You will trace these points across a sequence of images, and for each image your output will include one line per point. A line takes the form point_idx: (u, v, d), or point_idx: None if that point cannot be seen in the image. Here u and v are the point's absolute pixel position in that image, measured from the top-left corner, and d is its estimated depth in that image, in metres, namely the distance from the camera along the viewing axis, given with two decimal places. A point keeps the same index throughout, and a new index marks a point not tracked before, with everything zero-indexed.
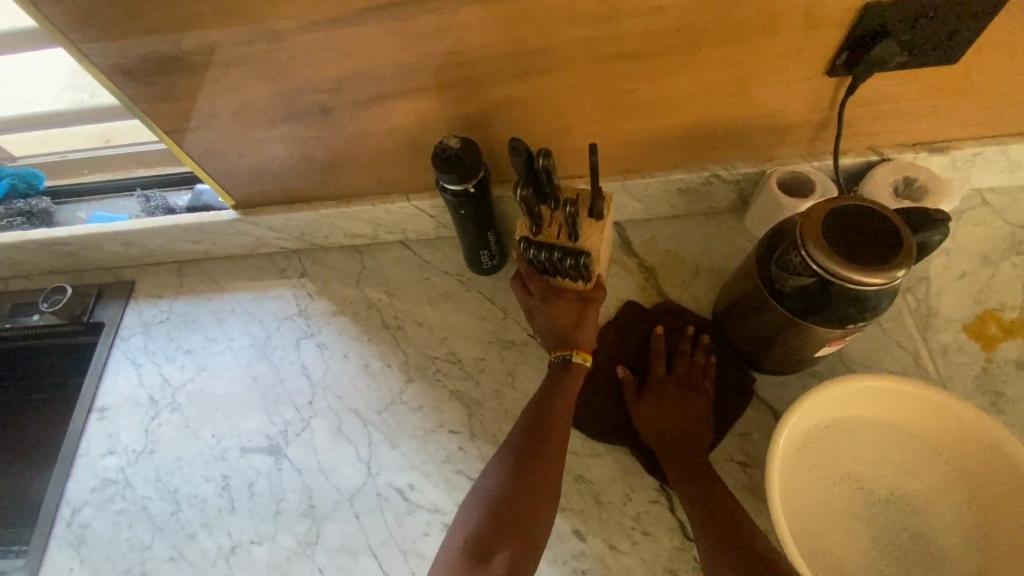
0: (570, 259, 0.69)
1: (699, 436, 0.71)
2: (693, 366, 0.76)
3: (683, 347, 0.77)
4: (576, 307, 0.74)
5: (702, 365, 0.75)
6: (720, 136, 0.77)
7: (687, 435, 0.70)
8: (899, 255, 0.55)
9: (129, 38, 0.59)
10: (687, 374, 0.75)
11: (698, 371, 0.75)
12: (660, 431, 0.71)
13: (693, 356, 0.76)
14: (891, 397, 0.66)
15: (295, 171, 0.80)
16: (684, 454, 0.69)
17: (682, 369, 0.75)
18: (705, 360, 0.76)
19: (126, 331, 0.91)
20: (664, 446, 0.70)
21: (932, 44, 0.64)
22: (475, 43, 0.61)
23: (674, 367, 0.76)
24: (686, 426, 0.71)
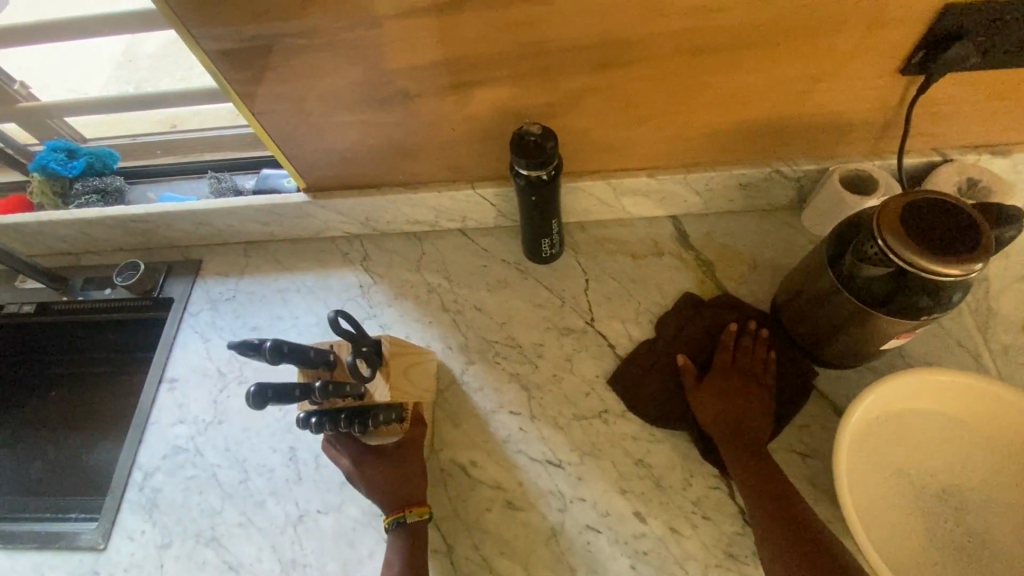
0: (370, 418, 0.59)
1: (759, 424, 0.72)
2: (754, 358, 0.77)
3: (744, 341, 0.78)
4: (399, 460, 0.71)
5: (762, 358, 0.76)
6: (786, 132, 0.78)
7: (749, 423, 0.71)
8: (977, 249, 0.56)
9: (237, 20, 0.62)
10: (747, 366, 0.76)
11: (758, 365, 0.76)
12: (721, 419, 0.72)
13: (753, 348, 0.77)
14: (954, 391, 0.67)
15: (368, 156, 0.83)
16: (745, 441, 0.70)
17: (743, 362, 0.76)
18: (765, 354, 0.77)
19: (195, 306, 0.95)
20: (724, 432, 0.71)
21: (1003, 47, 0.65)
22: (561, 34, 0.64)
23: (735, 360, 0.77)
24: (748, 416, 0.72)
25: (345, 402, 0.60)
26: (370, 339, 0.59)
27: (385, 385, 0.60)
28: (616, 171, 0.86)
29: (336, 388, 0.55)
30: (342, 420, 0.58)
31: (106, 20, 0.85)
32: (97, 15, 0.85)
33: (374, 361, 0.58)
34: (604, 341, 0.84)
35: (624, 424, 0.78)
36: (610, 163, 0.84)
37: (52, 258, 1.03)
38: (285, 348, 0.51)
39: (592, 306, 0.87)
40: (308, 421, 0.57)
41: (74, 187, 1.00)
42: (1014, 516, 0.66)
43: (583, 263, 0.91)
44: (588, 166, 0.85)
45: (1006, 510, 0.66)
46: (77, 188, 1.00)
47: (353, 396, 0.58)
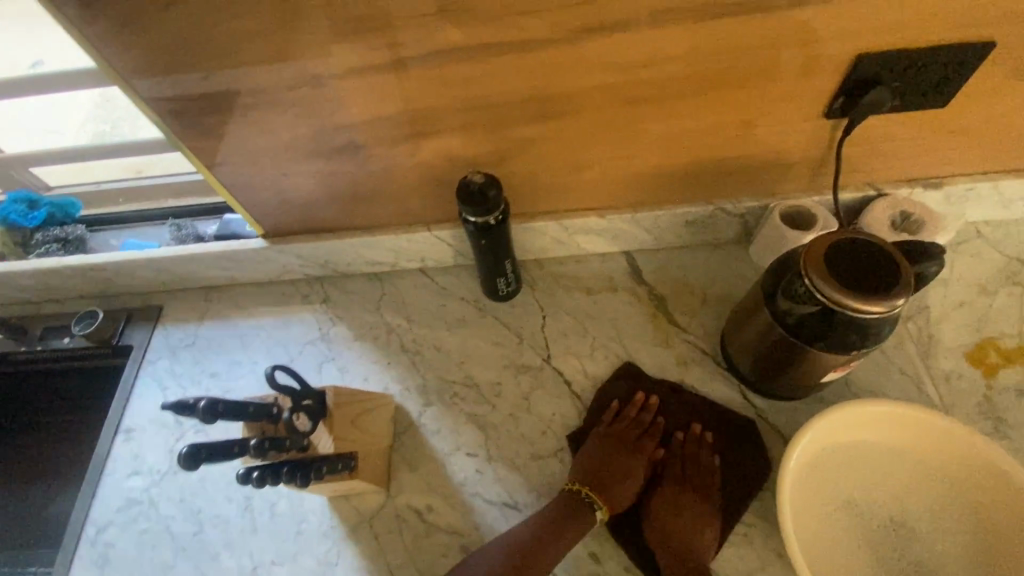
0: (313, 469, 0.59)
1: (698, 535, 0.71)
2: (699, 465, 0.76)
3: (687, 449, 0.78)
4: (370, 534, 0.76)
5: (708, 467, 0.76)
6: (726, 171, 0.81)
7: (689, 539, 0.70)
8: (898, 286, 0.58)
9: (184, 80, 0.64)
10: (692, 474, 0.76)
11: (704, 474, 0.75)
12: (666, 534, 0.72)
13: (698, 455, 0.77)
14: (893, 422, 0.69)
15: (324, 202, 0.85)
16: (682, 558, 0.69)
17: (690, 470, 0.76)
18: (710, 460, 0.76)
19: (154, 354, 0.95)
20: (666, 549, 0.70)
21: (922, 90, 0.69)
22: (498, 88, 0.67)
23: (682, 470, 0.77)
24: (689, 529, 0.71)
25: (290, 454, 0.60)
26: (313, 391, 0.59)
27: (329, 436, 0.62)
28: (566, 211, 0.88)
29: (274, 442, 0.55)
30: (284, 473, 0.57)
31: (76, 75, 0.86)
32: (69, 71, 0.86)
33: (317, 414, 0.59)
34: (561, 378, 0.85)
35: None
36: (560, 204, 0.87)
37: (12, 308, 1.02)
38: (220, 407, 0.51)
39: (549, 344, 0.88)
40: (250, 476, 0.56)
41: (34, 237, 1.00)
42: (958, 544, 0.67)
43: (540, 300, 0.92)
44: (539, 207, 0.87)
45: (951, 538, 0.67)
46: (37, 238, 1.00)
47: (296, 449, 0.58)
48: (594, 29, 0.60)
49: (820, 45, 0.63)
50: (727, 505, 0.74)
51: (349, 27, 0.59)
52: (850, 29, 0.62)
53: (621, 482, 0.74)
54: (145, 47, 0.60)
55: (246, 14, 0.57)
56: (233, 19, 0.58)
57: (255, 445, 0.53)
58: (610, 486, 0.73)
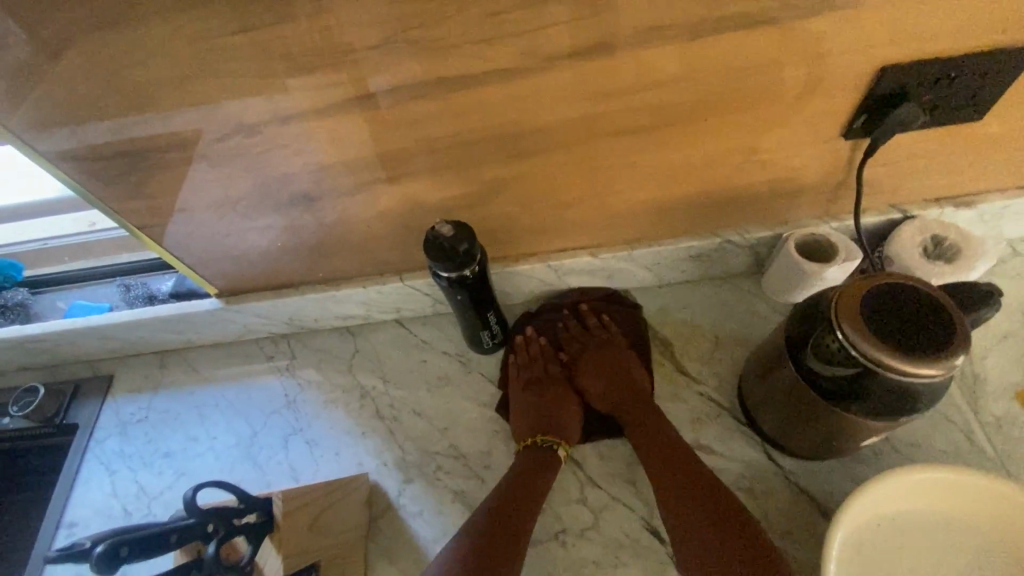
0: None
1: (633, 386, 0.75)
2: (595, 334, 0.81)
3: (579, 327, 0.82)
4: None
5: (598, 325, 0.81)
6: (731, 201, 0.72)
7: (633, 392, 0.75)
8: (950, 341, 0.49)
9: (94, 136, 0.55)
10: (597, 340, 0.80)
11: (600, 332, 0.80)
12: (607, 401, 0.76)
13: (588, 325, 0.81)
14: (942, 488, 0.59)
15: (280, 258, 0.76)
16: (639, 414, 0.73)
17: (587, 342, 0.81)
18: (599, 321, 0.82)
19: (102, 432, 0.85)
20: (622, 411, 0.74)
21: (956, 102, 0.59)
22: (464, 128, 0.58)
23: (586, 346, 0.80)
24: (621, 385, 0.76)
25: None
26: (256, 501, 0.51)
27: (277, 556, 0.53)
28: (554, 252, 0.79)
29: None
30: None
31: None
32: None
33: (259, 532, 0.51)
34: None
35: (583, 547, 0.68)
36: (546, 245, 0.77)
37: None
38: (125, 550, 0.43)
39: None
40: None
41: None
42: None
43: None
44: (524, 249, 0.78)
45: None
46: None
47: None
48: (568, 55, 0.51)
49: (832, 60, 0.54)
50: None
51: (277, 68, 0.50)
52: (866, 40, 0.53)
53: (561, 409, 0.76)
54: (39, 103, 0.51)
55: (152, 59, 0.48)
56: (137, 67, 0.49)
57: None
58: (559, 422, 0.74)
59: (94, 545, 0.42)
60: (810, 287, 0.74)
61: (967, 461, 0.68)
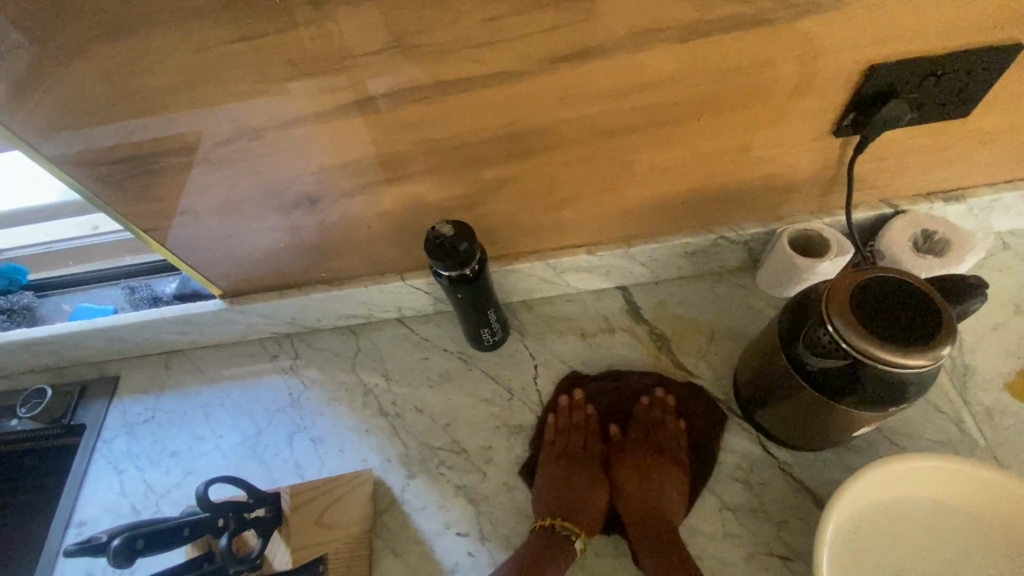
0: None
1: (676, 504, 0.70)
2: (664, 429, 0.76)
3: (652, 414, 0.77)
4: None
5: (673, 432, 0.75)
6: (725, 198, 0.73)
7: (671, 506, 0.70)
8: (938, 333, 0.50)
9: (101, 141, 0.57)
10: (660, 441, 0.76)
11: (669, 440, 0.75)
12: (635, 502, 0.73)
13: (663, 422, 0.76)
14: (932, 476, 0.61)
15: (283, 259, 0.77)
16: (663, 527, 0.69)
17: (651, 439, 0.76)
18: (676, 423, 0.76)
19: (109, 432, 0.86)
20: (641, 520, 0.71)
21: (943, 99, 0.61)
22: (462, 130, 0.59)
23: (648, 435, 0.76)
24: (658, 493, 0.72)
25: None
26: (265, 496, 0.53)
27: (286, 549, 0.54)
28: (552, 250, 0.80)
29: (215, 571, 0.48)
30: None
31: None
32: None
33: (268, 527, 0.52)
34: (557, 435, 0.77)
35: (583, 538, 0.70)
36: (545, 243, 0.79)
37: None
38: (140, 543, 0.44)
39: (542, 397, 0.80)
40: None
41: None
42: None
43: (530, 348, 0.84)
44: (522, 247, 0.79)
45: None
46: None
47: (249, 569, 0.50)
48: (563, 58, 0.53)
49: (820, 59, 0.56)
50: (750, 519, 0.69)
51: (280, 72, 0.51)
52: (854, 39, 0.54)
53: (586, 495, 0.74)
54: (47, 109, 0.53)
55: (158, 66, 0.50)
56: (142, 73, 0.50)
57: None
58: (577, 506, 0.72)
59: (111, 538, 0.43)
60: (803, 282, 0.76)
61: (957, 450, 0.69)
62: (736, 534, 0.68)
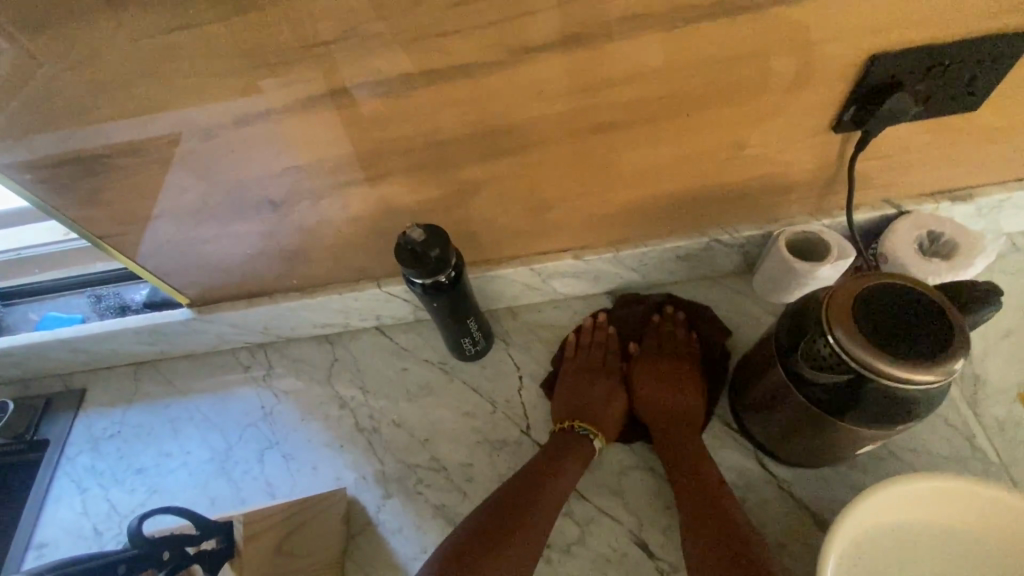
0: None
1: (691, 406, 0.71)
2: (677, 341, 0.77)
3: (665, 328, 0.78)
4: None
5: (685, 341, 0.77)
6: (719, 199, 0.69)
7: (682, 407, 0.71)
8: (950, 346, 0.46)
9: (43, 143, 0.53)
10: (673, 350, 0.77)
11: (683, 348, 0.76)
12: (651, 405, 0.73)
13: (675, 333, 0.78)
14: (942, 497, 0.56)
15: (252, 266, 0.73)
16: (675, 432, 0.69)
17: (667, 349, 0.77)
18: (689, 337, 0.78)
19: (73, 448, 0.82)
20: (663, 422, 0.71)
21: (951, 91, 0.56)
22: (434, 127, 0.55)
23: (660, 345, 0.77)
24: (673, 397, 0.72)
25: None
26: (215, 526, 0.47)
27: None
28: (536, 254, 0.76)
29: None
30: None
31: None
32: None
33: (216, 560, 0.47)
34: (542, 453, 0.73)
35: (569, 562, 0.66)
36: (529, 247, 0.75)
37: None
38: None
39: (526, 409, 0.76)
40: None
41: None
42: None
43: (515, 357, 0.80)
44: (505, 252, 0.75)
45: None
46: None
47: None
48: (538, 49, 0.49)
49: (817, 48, 0.52)
50: None
51: (229, 66, 0.47)
52: (853, 27, 0.50)
53: (607, 403, 0.73)
54: None
55: (95, 60, 0.46)
56: (79, 67, 0.46)
57: None
58: (597, 409, 0.72)
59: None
60: (802, 287, 0.72)
61: (968, 466, 0.65)
62: None
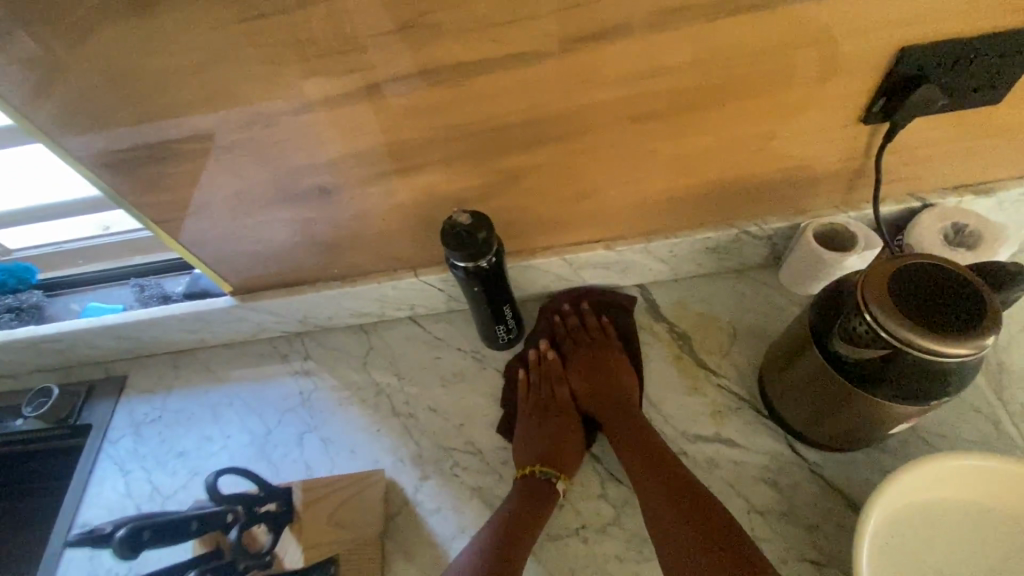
0: None
1: (624, 386, 0.75)
2: (590, 330, 0.81)
3: (574, 321, 0.82)
4: None
5: (597, 326, 0.81)
6: (748, 190, 0.72)
7: (616, 389, 0.75)
8: (983, 320, 0.48)
9: (113, 127, 0.55)
10: (591, 340, 0.80)
11: (598, 333, 0.81)
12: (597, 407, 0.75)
13: (586, 324, 0.82)
14: (976, 475, 0.57)
15: (295, 254, 0.76)
16: (620, 418, 0.72)
17: (588, 340, 0.81)
18: (600, 324, 0.82)
19: (115, 433, 0.84)
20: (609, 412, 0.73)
21: (975, 84, 0.59)
22: (484, 114, 0.58)
23: (576, 340, 0.81)
24: (610, 384, 0.76)
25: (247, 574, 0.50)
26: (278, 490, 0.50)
27: (297, 545, 0.52)
28: (570, 246, 0.78)
29: None
30: None
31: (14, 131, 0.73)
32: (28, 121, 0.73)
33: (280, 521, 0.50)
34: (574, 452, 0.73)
35: (605, 542, 0.67)
36: (562, 238, 0.77)
37: None
38: (146, 536, 0.42)
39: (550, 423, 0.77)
40: None
41: None
42: None
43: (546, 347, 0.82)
44: (538, 242, 0.78)
45: None
46: None
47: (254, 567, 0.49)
48: (586, 38, 0.51)
49: (850, 40, 0.54)
50: (782, 525, 0.65)
51: (297, 53, 0.50)
52: (885, 20, 0.52)
53: (565, 436, 0.73)
54: (60, 93, 0.52)
55: (172, 48, 0.49)
56: (156, 55, 0.49)
57: None
58: (562, 449, 0.72)
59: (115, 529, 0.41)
60: (828, 276, 0.74)
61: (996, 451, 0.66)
62: (767, 539, 0.65)
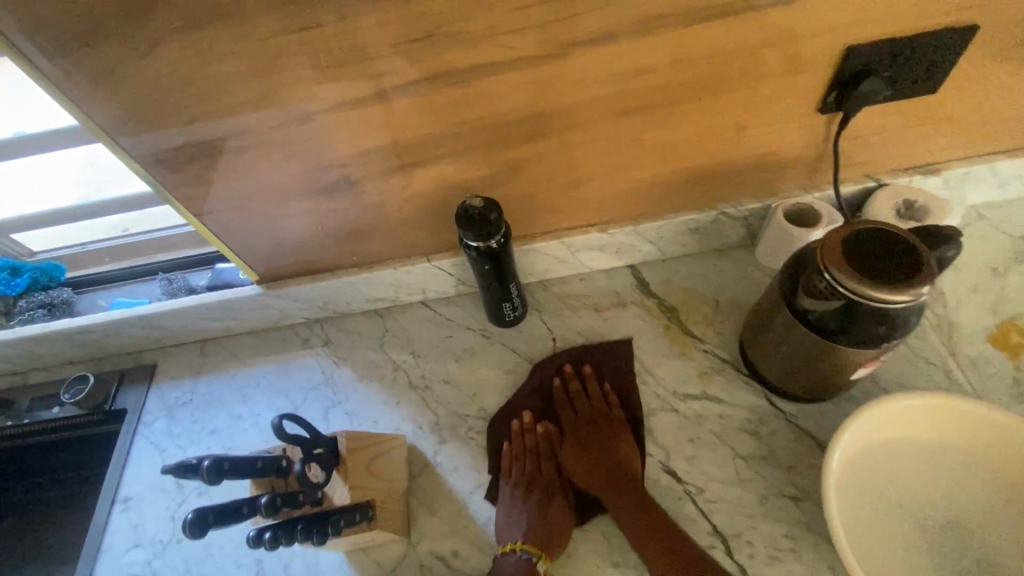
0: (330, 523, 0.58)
1: (624, 458, 0.75)
2: (591, 399, 0.81)
3: (574, 387, 0.83)
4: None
5: (599, 394, 0.82)
6: (725, 175, 0.81)
7: (614, 463, 0.75)
8: (922, 272, 0.57)
9: (165, 127, 0.62)
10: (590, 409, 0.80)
11: (598, 402, 0.81)
12: (588, 475, 0.75)
13: (586, 389, 0.82)
14: (926, 413, 0.67)
15: (318, 242, 0.83)
16: (616, 491, 0.72)
17: (585, 408, 0.81)
18: (599, 389, 0.82)
19: (149, 416, 0.90)
20: (599, 483, 0.74)
21: (913, 77, 0.68)
22: (492, 110, 0.66)
23: (575, 408, 0.81)
24: (608, 458, 0.75)
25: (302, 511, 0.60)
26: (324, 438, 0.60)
27: (343, 486, 0.62)
28: (568, 230, 0.86)
29: (284, 499, 0.55)
30: (301, 529, 0.56)
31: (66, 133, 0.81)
32: (71, 125, 0.80)
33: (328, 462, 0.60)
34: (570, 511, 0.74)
35: None
36: (560, 222, 0.85)
37: None
38: (225, 464, 0.52)
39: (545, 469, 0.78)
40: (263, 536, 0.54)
41: (17, 305, 0.95)
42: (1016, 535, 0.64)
43: (547, 323, 0.90)
44: (539, 228, 0.86)
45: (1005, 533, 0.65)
46: (21, 306, 0.95)
47: (309, 502, 0.59)
48: (580, 42, 0.60)
49: (805, 41, 0.63)
50: (763, 468, 0.74)
51: (331, 59, 0.58)
52: (833, 23, 0.62)
53: (552, 509, 0.73)
54: (121, 97, 0.59)
55: (224, 56, 0.56)
56: (211, 62, 0.56)
57: (265, 501, 0.53)
58: (549, 523, 0.72)
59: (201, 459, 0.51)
60: None
61: None
62: (749, 479, 0.73)
